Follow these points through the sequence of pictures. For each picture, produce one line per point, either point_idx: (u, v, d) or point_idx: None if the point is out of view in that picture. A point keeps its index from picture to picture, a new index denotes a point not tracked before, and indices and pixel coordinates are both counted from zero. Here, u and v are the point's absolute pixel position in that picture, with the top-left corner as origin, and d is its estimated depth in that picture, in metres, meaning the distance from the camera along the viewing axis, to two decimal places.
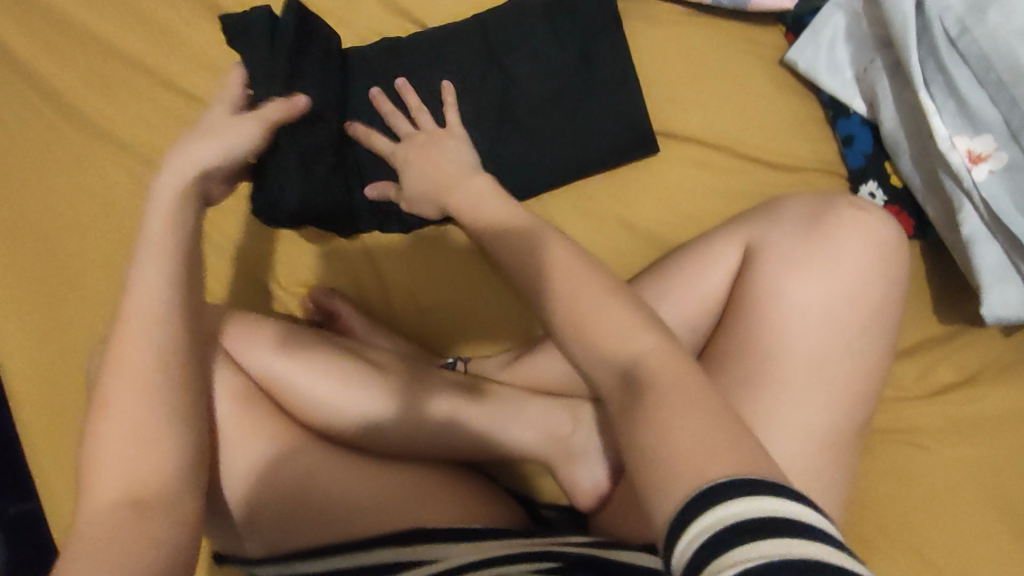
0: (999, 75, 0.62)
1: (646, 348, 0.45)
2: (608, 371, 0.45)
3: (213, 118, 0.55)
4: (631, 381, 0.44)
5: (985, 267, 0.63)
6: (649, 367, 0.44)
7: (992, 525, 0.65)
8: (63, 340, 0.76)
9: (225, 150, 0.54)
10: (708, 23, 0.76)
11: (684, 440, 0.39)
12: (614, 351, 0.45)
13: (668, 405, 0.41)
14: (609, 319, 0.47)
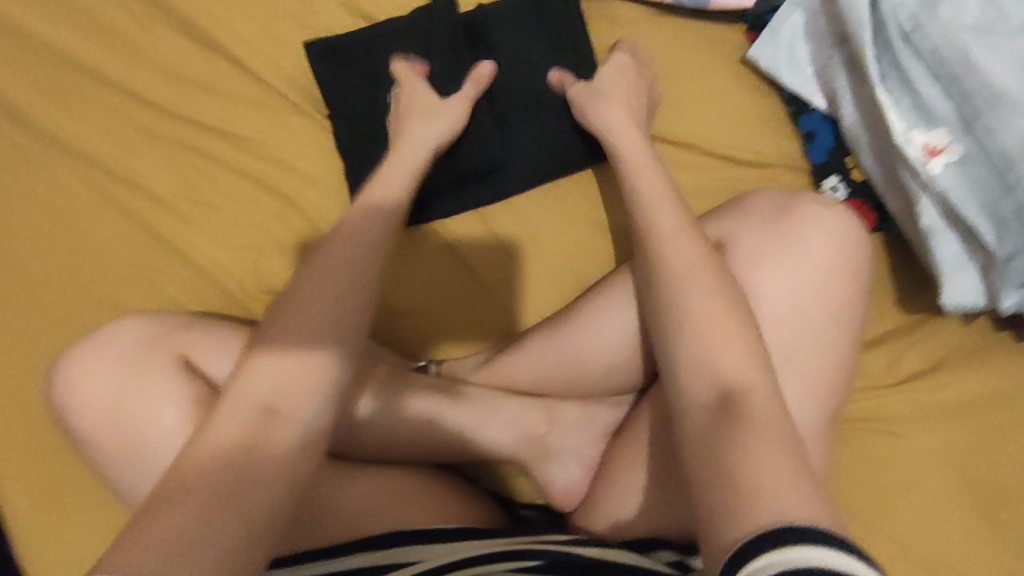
0: (952, 69, 0.63)
1: (756, 383, 0.50)
2: (704, 390, 0.50)
3: (427, 103, 0.70)
4: (733, 411, 0.48)
5: (944, 258, 0.65)
6: (755, 402, 0.48)
7: (961, 508, 0.67)
8: (25, 356, 0.74)
9: (439, 131, 0.69)
10: (670, 23, 0.77)
11: (755, 472, 0.43)
12: (723, 370, 0.50)
13: (764, 442, 0.45)
14: (730, 339, 0.51)
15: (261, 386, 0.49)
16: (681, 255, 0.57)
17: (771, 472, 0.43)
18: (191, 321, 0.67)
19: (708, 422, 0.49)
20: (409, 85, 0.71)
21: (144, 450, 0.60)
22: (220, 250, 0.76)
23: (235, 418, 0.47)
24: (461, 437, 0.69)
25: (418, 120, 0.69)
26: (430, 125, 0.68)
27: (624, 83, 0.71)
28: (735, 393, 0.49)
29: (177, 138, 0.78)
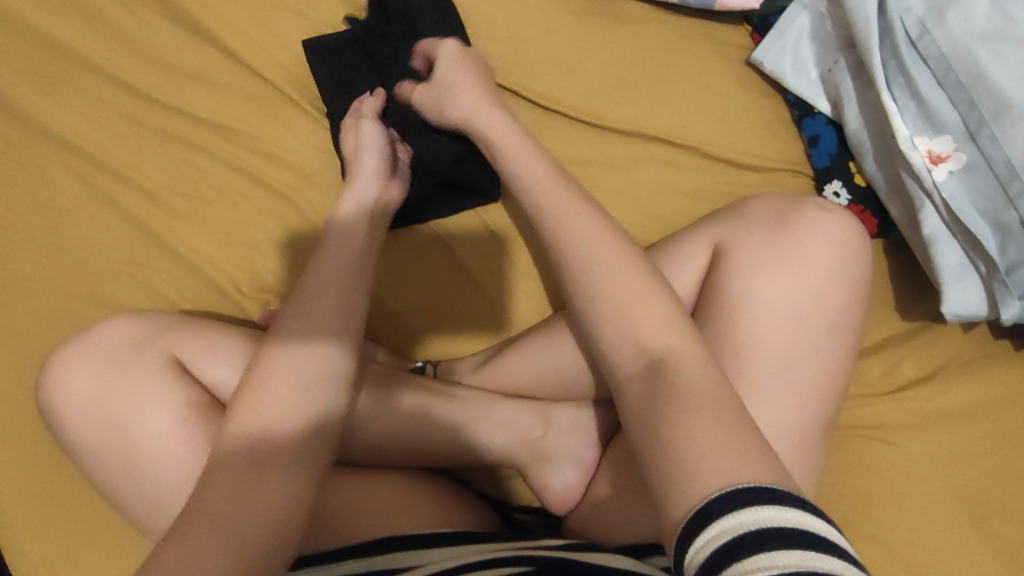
0: (957, 77, 0.63)
1: (678, 351, 0.48)
2: (635, 362, 0.49)
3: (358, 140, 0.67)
4: (665, 385, 0.47)
5: (945, 266, 0.65)
6: (680, 368, 0.47)
7: (953, 517, 0.67)
8: (10, 350, 0.72)
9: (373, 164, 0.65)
10: (673, 24, 0.76)
11: (707, 444, 0.42)
12: (647, 342, 0.49)
13: (700, 416, 0.44)
14: (651, 310, 0.50)
15: (263, 405, 0.48)
16: (587, 225, 0.55)
17: (725, 449, 0.42)
18: (182, 317, 0.66)
19: (642, 395, 0.48)
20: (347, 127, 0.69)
21: (130, 450, 0.59)
22: (209, 245, 0.75)
23: (244, 427, 0.47)
24: (454, 441, 0.68)
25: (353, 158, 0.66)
26: (363, 162, 0.65)
27: (462, 71, 0.67)
28: (662, 364, 0.48)
29: (166, 128, 0.76)
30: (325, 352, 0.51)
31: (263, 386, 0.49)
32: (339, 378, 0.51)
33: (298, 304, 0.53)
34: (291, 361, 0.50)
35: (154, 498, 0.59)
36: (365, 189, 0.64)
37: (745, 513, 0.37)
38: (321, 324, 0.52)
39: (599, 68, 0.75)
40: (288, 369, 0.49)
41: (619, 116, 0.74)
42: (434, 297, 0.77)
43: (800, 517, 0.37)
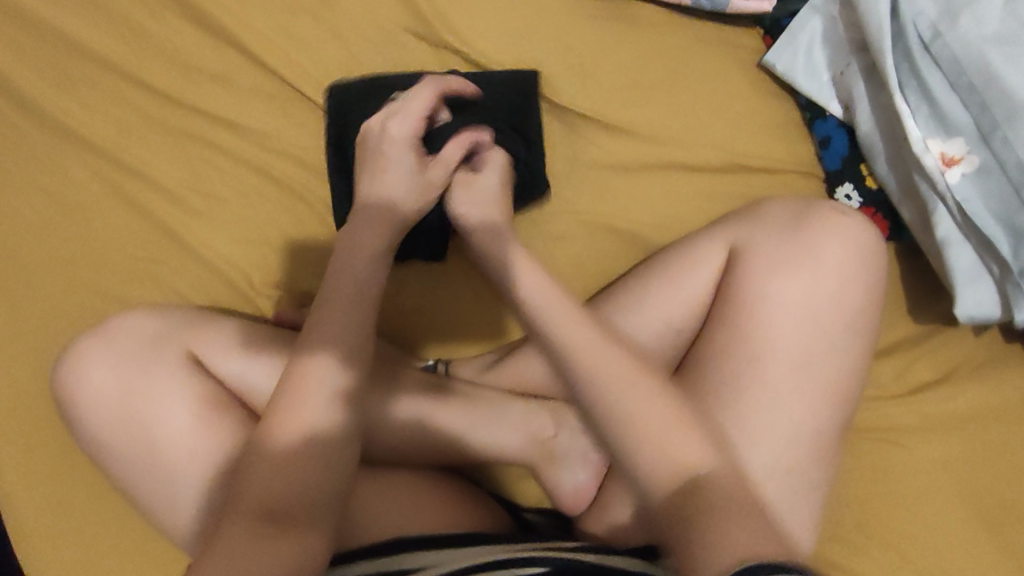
0: (970, 80, 0.63)
1: (700, 457, 0.53)
2: (667, 481, 0.53)
3: (407, 173, 0.61)
4: (688, 491, 0.52)
5: (959, 268, 0.65)
6: (714, 480, 0.53)
7: (964, 520, 0.67)
8: (29, 347, 0.74)
9: (413, 205, 0.61)
10: (688, 28, 0.76)
11: (736, 532, 0.50)
12: (674, 455, 0.53)
13: (727, 523, 0.50)
14: (663, 427, 0.54)
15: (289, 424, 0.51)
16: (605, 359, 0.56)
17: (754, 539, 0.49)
18: (194, 315, 0.66)
19: (668, 501, 0.52)
20: (396, 147, 0.61)
21: (149, 448, 0.60)
22: (228, 245, 0.76)
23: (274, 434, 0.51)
24: (469, 441, 0.69)
25: (395, 190, 0.61)
26: (401, 200, 0.61)
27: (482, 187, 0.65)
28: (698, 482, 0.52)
29: (185, 129, 0.77)
30: (336, 363, 0.53)
31: (285, 407, 0.52)
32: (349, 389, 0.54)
33: (321, 330, 0.54)
34: (309, 376, 0.53)
35: (168, 493, 0.60)
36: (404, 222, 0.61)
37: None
38: (334, 336, 0.54)
39: (612, 70, 0.75)
40: (313, 384, 0.52)
41: (632, 118, 0.75)
42: (443, 296, 0.78)
43: None
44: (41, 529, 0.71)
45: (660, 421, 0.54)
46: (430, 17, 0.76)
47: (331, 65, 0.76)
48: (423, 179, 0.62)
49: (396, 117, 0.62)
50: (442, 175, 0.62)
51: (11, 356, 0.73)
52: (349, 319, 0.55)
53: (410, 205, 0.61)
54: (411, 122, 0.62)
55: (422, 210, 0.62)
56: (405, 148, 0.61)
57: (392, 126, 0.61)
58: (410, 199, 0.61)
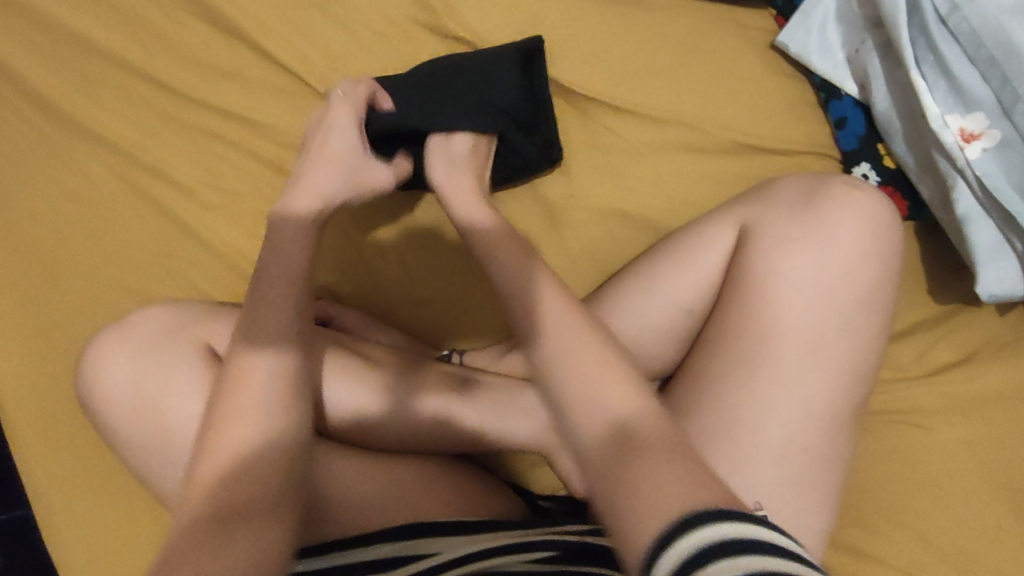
0: (990, 52, 0.62)
1: (638, 407, 0.47)
2: (594, 425, 0.47)
3: (343, 148, 0.62)
4: (620, 442, 0.46)
5: (980, 245, 0.64)
6: (645, 429, 0.46)
7: (987, 502, 0.66)
8: (53, 342, 0.76)
9: (343, 178, 0.61)
10: (698, 10, 0.75)
11: (674, 475, 0.43)
12: (606, 402, 0.48)
13: (657, 467, 0.44)
14: (597, 369, 0.49)
15: (238, 424, 0.50)
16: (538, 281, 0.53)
17: (681, 484, 0.43)
18: (206, 305, 0.67)
19: (608, 460, 0.46)
20: (336, 127, 0.63)
21: (165, 436, 0.60)
22: (242, 238, 0.77)
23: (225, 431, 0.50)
24: (474, 429, 0.68)
25: (326, 164, 0.61)
26: (330, 171, 0.60)
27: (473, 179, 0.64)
28: (628, 427, 0.46)
29: (198, 124, 0.78)
30: (280, 351, 0.52)
31: (229, 402, 0.50)
32: (291, 379, 0.52)
33: (246, 316, 0.54)
34: (251, 368, 0.52)
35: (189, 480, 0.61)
36: (325, 193, 0.59)
37: (715, 527, 0.39)
38: (287, 327, 0.53)
39: (621, 55, 0.74)
40: (250, 378, 0.51)
41: (642, 102, 0.74)
42: (455, 284, 0.77)
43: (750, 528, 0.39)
44: (75, 518, 0.74)
45: (587, 360, 0.49)
46: (438, 7, 0.76)
47: (341, 58, 0.77)
48: (359, 166, 0.63)
49: (339, 103, 0.64)
50: (379, 169, 0.65)
51: (38, 350, 0.76)
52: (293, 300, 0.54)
53: (331, 185, 0.60)
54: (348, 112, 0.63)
55: (346, 192, 0.61)
56: (346, 129, 0.63)
57: (336, 109, 0.63)
58: (336, 181, 0.60)
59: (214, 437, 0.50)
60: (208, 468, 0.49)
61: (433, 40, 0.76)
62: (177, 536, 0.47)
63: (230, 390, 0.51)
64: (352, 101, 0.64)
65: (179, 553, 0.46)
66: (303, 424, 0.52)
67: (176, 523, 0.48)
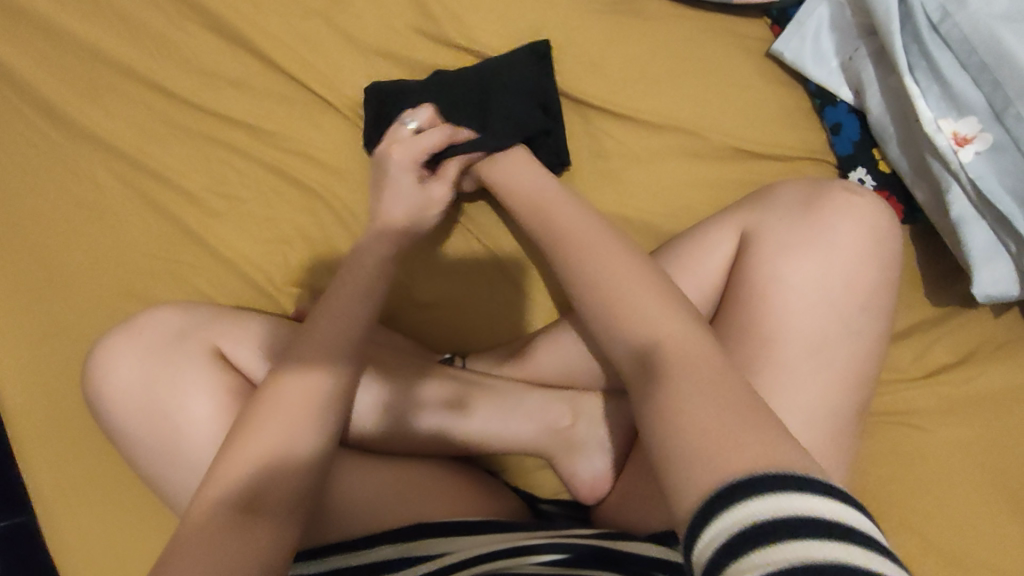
0: (981, 58, 0.63)
1: (661, 328, 0.49)
2: (636, 355, 0.49)
3: (410, 190, 0.66)
4: (655, 369, 0.47)
5: (975, 247, 0.65)
6: (671, 350, 0.47)
7: (986, 502, 0.66)
8: (58, 347, 0.76)
9: (405, 222, 0.65)
10: (694, 19, 0.77)
11: (709, 414, 0.42)
12: (629, 328, 0.50)
13: (688, 389, 0.44)
14: (625, 295, 0.52)
15: (266, 428, 0.51)
16: (600, 243, 0.56)
17: (720, 426, 0.42)
18: (216, 309, 0.68)
19: (640, 386, 0.47)
20: (398, 171, 0.66)
21: (172, 436, 0.61)
22: (247, 243, 0.78)
23: (247, 450, 0.50)
24: (486, 434, 0.69)
25: (394, 209, 0.65)
26: (397, 218, 0.65)
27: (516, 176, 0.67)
28: (660, 354, 0.48)
29: (204, 131, 0.79)
30: (313, 373, 0.53)
31: (263, 413, 0.52)
32: (335, 400, 0.54)
33: (301, 340, 0.56)
34: (283, 389, 0.53)
35: (194, 480, 0.61)
36: (390, 234, 0.64)
37: (750, 502, 0.37)
38: (325, 340, 0.55)
39: (620, 64, 0.76)
40: (280, 398, 0.52)
41: (642, 108, 0.75)
42: (459, 289, 0.78)
43: (787, 503, 0.36)
44: (79, 522, 0.74)
45: (638, 295, 0.51)
46: (440, 16, 0.77)
47: (345, 67, 0.78)
48: (424, 191, 0.67)
49: (402, 145, 0.67)
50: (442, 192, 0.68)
51: (43, 355, 0.76)
52: (343, 316, 0.57)
53: (410, 223, 0.65)
54: (412, 152, 0.66)
55: (418, 225, 0.66)
56: (411, 175, 0.66)
57: (397, 151, 0.67)
58: (410, 216, 0.65)
59: (235, 448, 0.50)
60: (223, 472, 0.49)
61: (434, 49, 0.78)
62: (184, 532, 0.47)
63: (266, 407, 0.52)
64: (410, 146, 0.67)
65: (187, 550, 0.46)
66: (328, 439, 0.53)
67: (187, 521, 0.48)
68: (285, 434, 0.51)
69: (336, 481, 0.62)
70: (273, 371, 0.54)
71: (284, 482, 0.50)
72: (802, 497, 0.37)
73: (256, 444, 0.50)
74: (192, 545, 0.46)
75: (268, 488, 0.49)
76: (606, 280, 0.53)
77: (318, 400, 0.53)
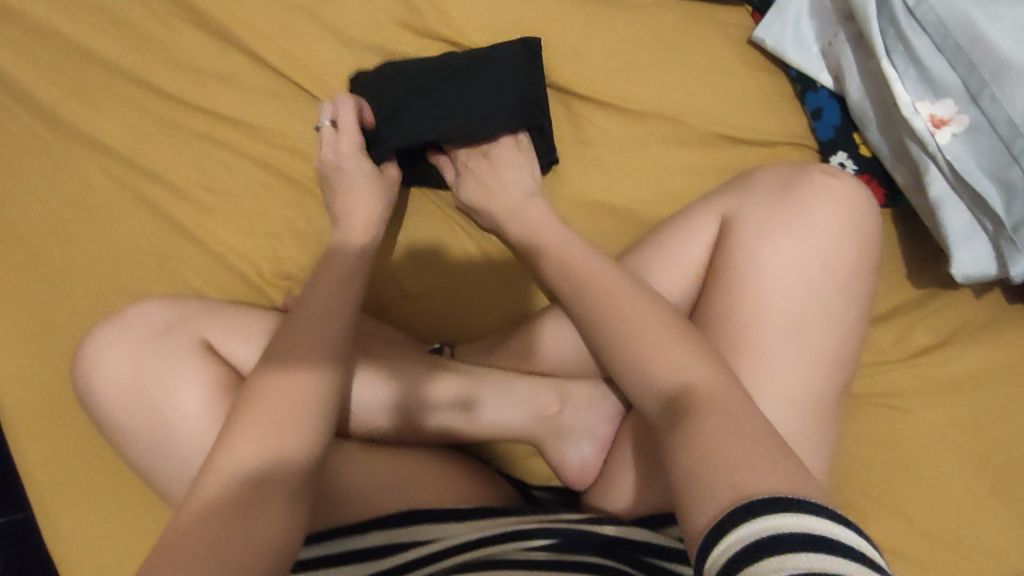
0: (956, 40, 0.64)
1: (692, 374, 0.51)
2: (657, 390, 0.52)
3: (366, 178, 0.69)
4: (676, 405, 0.50)
5: (953, 228, 0.66)
6: (701, 393, 0.50)
7: (968, 480, 0.67)
8: (52, 343, 0.77)
9: (374, 210, 0.68)
10: (677, 8, 0.77)
11: (728, 446, 0.45)
12: (662, 375, 0.52)
13: (718, 430, 0.46)
14: (649, 342, 0.54)
15: (259, 416, 0.52)
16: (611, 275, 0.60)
17: (736, 452, 0.44)
18: (207, 303, 0.69)
19: (660, 419, 0.51)
20: (349, 165, 0.69)
21: (162, 428, 0.62)
22: (238, 238, 0.79)
23: (241, 441, 0.51)
24: (476, 423, 0.70)
25: (358, 202, 0.68)
26: (366, 209, 0.67)
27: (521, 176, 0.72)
28: (683, 392, 0.50)
29: (193, 128, 0.79)
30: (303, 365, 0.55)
31: (255, 404, 0.53)
32: (324, 389, 0.55)
33: (288, 330, 0.57)
34: (274, 379, 0.54)
35: (186, 470, 0.62)
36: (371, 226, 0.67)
37: (768, 519, 0.39)
38: (317, 331, 0.57)
39: (603, 53, 0.76)
40: (273, 390, 0.53)
41: (624, 97, 0.76)
42: (446, 279, 0.79)
43: (801, 521, 0.39)
44: (75, 515, 0.75)
45: (656, 334, 0.54)
46: (423, 8, 0.78)
47: (331, 61, 0.79)
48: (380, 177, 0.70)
49: (340, 139, 0.69)
50: (391, 170, 0.72)
51: (36, 351, 0.77)
52: (336, 307, 0.59)
53: (380, 207, 0.68)
54: (356, 142, 0.69)
55: (384, 205, 0.69)
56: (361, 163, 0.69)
57: (341, 145, 0.69)
58: (378, 202, 0.68)
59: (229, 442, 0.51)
60: (220, 463, 0.50)
61: (419, 42, 0.78)
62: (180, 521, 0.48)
63: (257, 399, 0.53)
64: (347, 137, 0.69)
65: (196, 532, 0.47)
66: (321, 427, 0.54)
67: (182, 509, 0.49)
68: (281, 419, 0.52)
69: (332, 469, 0.62)
70: (262, 362, 0.56)
71: (279, 470, 0.51)
72: (815, 516, 0.39)
73: (249, 434, 0.51)
74: (194, 536, 0.47)
75: (263, 477, 0.50)
76: (616, 312, 0.57)
77: (310, 391, 0.54)
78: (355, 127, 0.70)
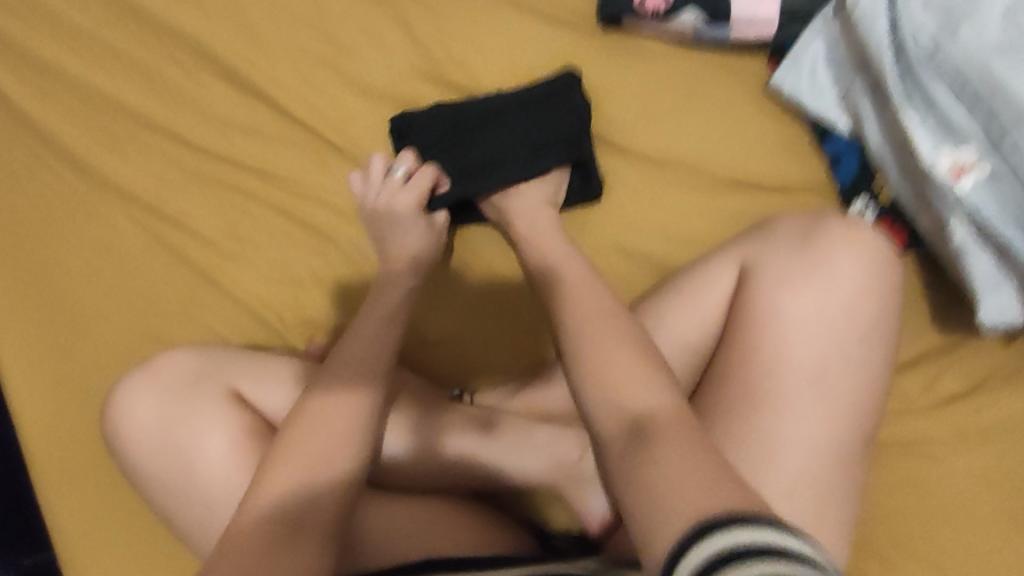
0: (975, 89, 0.64)
1: (661, 402, 0.49)
2: (617, 416, 0.50)
3: (411, 227, 0.72)
4: (637, 432, 0.48)
5: (979, 275, 0.65)
6: (662, 421, 0.48)
7: (1000, 534, 0.65)
8: (79, 387, 0.79)
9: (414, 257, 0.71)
10: (692, 56, 0.78)
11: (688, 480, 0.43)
12: (628, 401, 0.50)
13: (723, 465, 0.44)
14: (626, 368, 0.52)
15: (293, 459, 0.54)
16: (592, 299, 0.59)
17: (694, 486, 0.43)
18: (238, 349, 0.70)
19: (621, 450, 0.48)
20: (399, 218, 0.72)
21: (188, 475, 0.63)
22: (260, 285, 0.80)
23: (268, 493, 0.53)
24: (500, 470, 0.71)
25: (400, 247, 0.72)
26: (407, 253, 0.71)
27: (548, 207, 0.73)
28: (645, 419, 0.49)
29: (219, 177, 0.82)
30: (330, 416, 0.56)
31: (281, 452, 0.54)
32: (353, 441, 0.56)
33: (319, 385, 0.58)
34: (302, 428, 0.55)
35: (210, 518, 0.62)
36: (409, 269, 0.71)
37: (706, 544, 0.38)
38: (344, 380, 0.58)
39: (620, 102, 0.78)
40: (297, 442, 0.55)
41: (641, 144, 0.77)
42: (464, 325, 0.79)
43: (737, 537, 0.37)
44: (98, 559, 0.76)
45: (622, 358, 0.53)
46: (444, 62, 0.80)
47: (353, 112, 0.81)
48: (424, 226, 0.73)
49: (398, 195, 0.72)
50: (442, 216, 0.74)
51: (64, 395, 0.79)
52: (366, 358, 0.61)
53: (421, 255, 0.72)
54: (410, 201, 0.72)
55: (430, 249, 0.72)
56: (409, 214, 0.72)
57: (395, 202, 0.72)
58: (419, 249, 0.72)
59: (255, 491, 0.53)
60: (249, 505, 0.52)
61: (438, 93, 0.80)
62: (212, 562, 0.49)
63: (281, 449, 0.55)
64: (402, 197, 0.72)
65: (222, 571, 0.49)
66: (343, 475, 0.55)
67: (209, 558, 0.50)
68: (312, 459, 0.54)
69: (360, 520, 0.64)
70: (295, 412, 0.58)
71: (309, 521, 0.52)
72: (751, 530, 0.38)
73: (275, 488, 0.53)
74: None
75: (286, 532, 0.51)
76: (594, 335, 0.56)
77: (339, 442, 0.55)
78: (418, 185, 0.73)
